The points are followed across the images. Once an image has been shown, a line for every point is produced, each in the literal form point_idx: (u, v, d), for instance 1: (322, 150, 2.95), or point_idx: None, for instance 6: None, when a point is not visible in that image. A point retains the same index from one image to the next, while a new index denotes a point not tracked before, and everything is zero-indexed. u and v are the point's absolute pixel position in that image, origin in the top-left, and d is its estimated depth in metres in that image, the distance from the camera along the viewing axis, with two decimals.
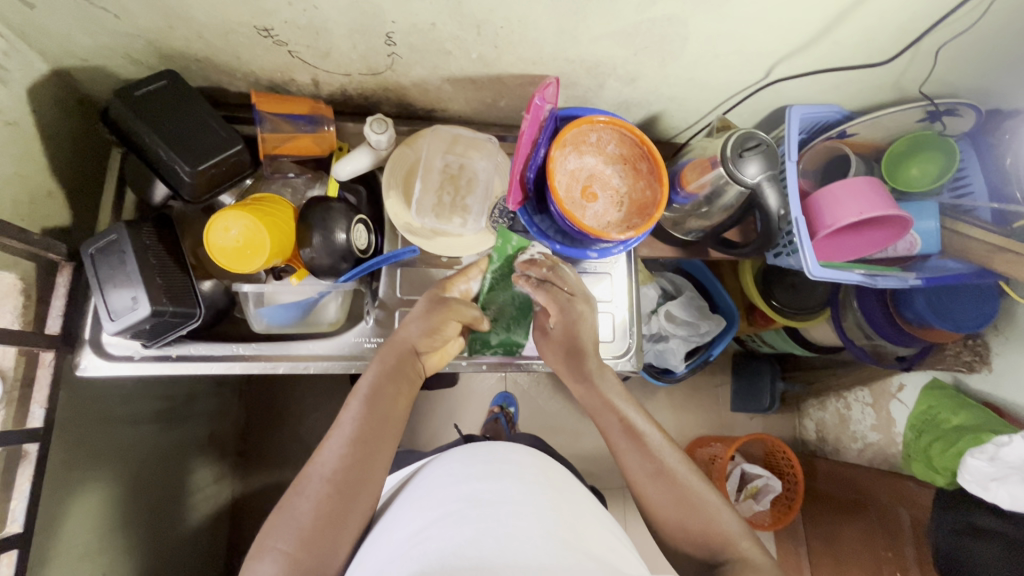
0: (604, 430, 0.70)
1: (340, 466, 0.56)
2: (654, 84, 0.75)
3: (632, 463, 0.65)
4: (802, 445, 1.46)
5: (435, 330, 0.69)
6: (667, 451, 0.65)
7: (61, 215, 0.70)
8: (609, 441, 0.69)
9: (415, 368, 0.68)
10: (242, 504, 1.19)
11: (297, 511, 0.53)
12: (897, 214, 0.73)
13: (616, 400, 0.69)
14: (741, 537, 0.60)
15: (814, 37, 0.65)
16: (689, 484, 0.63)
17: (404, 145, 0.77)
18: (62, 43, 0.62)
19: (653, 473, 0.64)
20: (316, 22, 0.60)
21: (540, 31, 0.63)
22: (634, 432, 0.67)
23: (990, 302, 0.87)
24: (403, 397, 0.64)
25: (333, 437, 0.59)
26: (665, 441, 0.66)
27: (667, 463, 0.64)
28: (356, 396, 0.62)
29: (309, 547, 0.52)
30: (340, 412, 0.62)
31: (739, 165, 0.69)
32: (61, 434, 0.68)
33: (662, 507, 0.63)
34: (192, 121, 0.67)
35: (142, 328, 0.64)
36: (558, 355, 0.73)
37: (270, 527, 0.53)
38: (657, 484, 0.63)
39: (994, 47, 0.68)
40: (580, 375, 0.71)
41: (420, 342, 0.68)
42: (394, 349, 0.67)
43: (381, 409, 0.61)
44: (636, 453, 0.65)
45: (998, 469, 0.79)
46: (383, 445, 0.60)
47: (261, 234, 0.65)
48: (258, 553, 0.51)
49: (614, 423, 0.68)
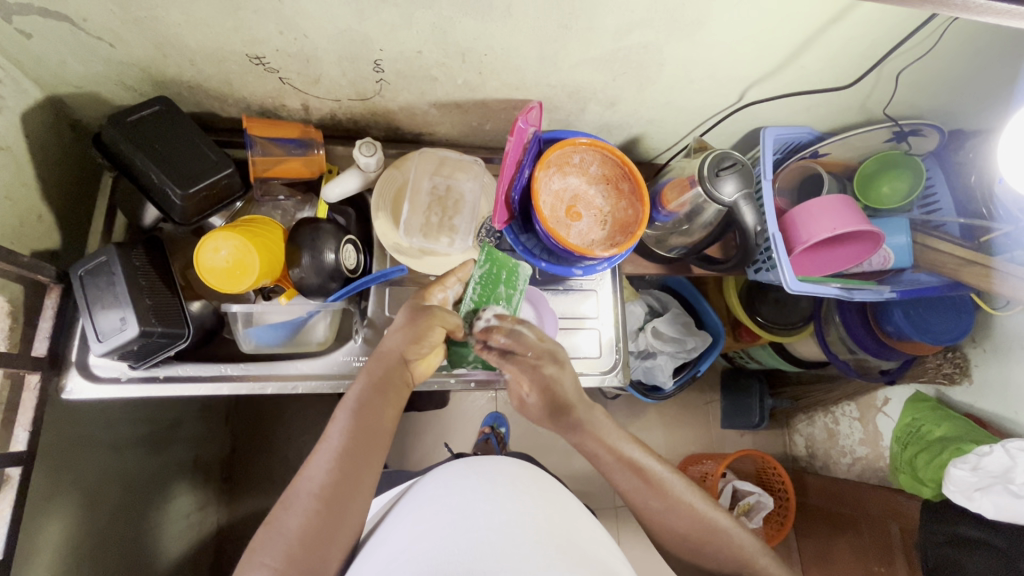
0: (604, 470, 0.72)
1: (326, 482, 0.57)
2: (634, 107, 0.78)
3: (640, 499, 0.69)
4: (793, 461, 1.47)
5: (420, 339, 0.65)
6: (670, 477, 0.69)
7: (51, 238, 0.71)
8: (609, 476, 0.71)
9: (403, 378, 0.66)
10: (228, 531, 1.17)
11: (284, 526, 0.54)
12: (869, 229, 0.76)
13: (613, 441, 0.71)
14: (757, 556, 0.67)
15: (782, 63, 0.68)
16: (700, 506, 0.68)
17: (392, 167, 0.79)
18: (57, 70, 0.63)
19: (665, 505, 0.67)
20: (307, 50, 0.63)
21: (521, 58, 0.66)
22: (633, 467, 0.70)
23: (967, 316, 0.90)
24: (389, 407, 0.63)
25: (320, 451, 0.59)
26: (666, 469, 0.70)
27: (675, 494, 0.68)
28: (344, 409, 0.62)
29: (297, 563, 0.52)
30: (327, 426, 0.62)
31: (717, 183, 0.71)
32: (42, 458, 0.68)
33: (677, 531, 0.68)
34: (184, 145, 0.68)
35: (130, 349, 0.64)
36: (541, 417, 0.73)
37: (258, 542, 0.54)
38: (670, 512, 0.67)
39: (951, 71, 0.72)
40: (570, 427, 0.71)
41: (407, 351, 0.65)
42: (381, 360, 0.65)
43: (368, 423, 0.61)
44: (644, 488, 0.68)
45: (981, 478, 0.80)
46: (370, 459, 0.60)
47: (251, 255, 0.66)
48: (247, 565, 0.53)
49: (613, 464, 0.70)
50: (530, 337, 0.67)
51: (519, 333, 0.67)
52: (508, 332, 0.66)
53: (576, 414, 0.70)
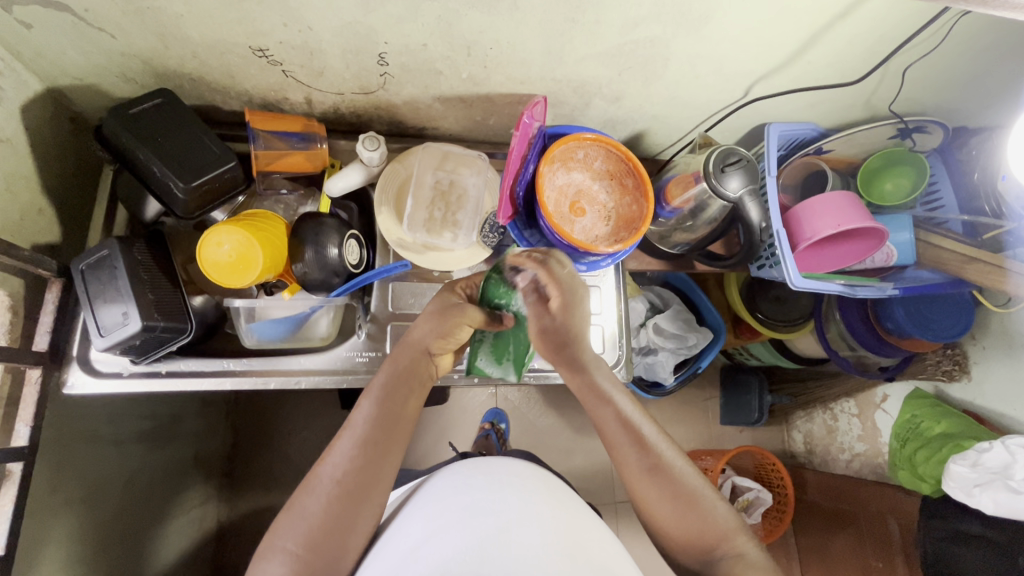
0: (597, 421, 0.67)
1: (348, 471, 0.56)
2: (638, 103, 0.78)
3: (629, 455, 0.64)
4: (791, 457, 1.47)
5: (448, 334, 0.64)
6: (663, 445, 0.65)
7: (51, 231, 0.70)
8: (603, 432, 0.67)
9: (428, 369, 0.65)
10: (229, 527, 1.17)
11: (304, 511, 0.55)
12: (874, 227, 0.75)
13: (609, 390, 0.66)
14: (737, 533, 0.61)
15: (788, 59, 0.68)
16: (687, 479, 0.63)
17: (395, 162, 0.78)
18: (57, 61, 0.62)
19: (650, 468, 0.63)
20: (311, 43, 0.62)
21: (527, 52, 0.65)
22: (628, 424, 0.65)
23: (967, 314, 0.91)
24: (415, 398, 0.63)
25: (343, 438, 0.58)
26: (660, 433, 0.65)
27: (663, 458, 0.63)
28: (368, 396, 0.61)
29: (315, 550, 0.53)
30: (351, 412, 0.60)
31: (722, 179, 0.71)
32: (44, 453, 0.67)
33: (657, 503, 0.63)
34: (186, 138, 0.68)
35: (132, 344, 0.64)
36: (553, 347, 0.65)
37: (280, 525, 0.55)
38: (653, 479, 0.63)
39: (957, 67, 0.72)
40: (575, 366, 0.66)
41: (436, 344, 0.64)
42: (407, 350, 0.64)
43: (394, 411, 0.60)
44: (632, 448, 0.64)
45: (981, 475, 0.80)
46: (392, 449, 0.59)
47: (254, 249, 0.66)
48: (268, 549, 0.53)
49: (610, 416, 0.65)
50: (565, 264, 0.63)
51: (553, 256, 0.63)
52: (540, 259, 0.62)
53: (584, 352, 0.66)
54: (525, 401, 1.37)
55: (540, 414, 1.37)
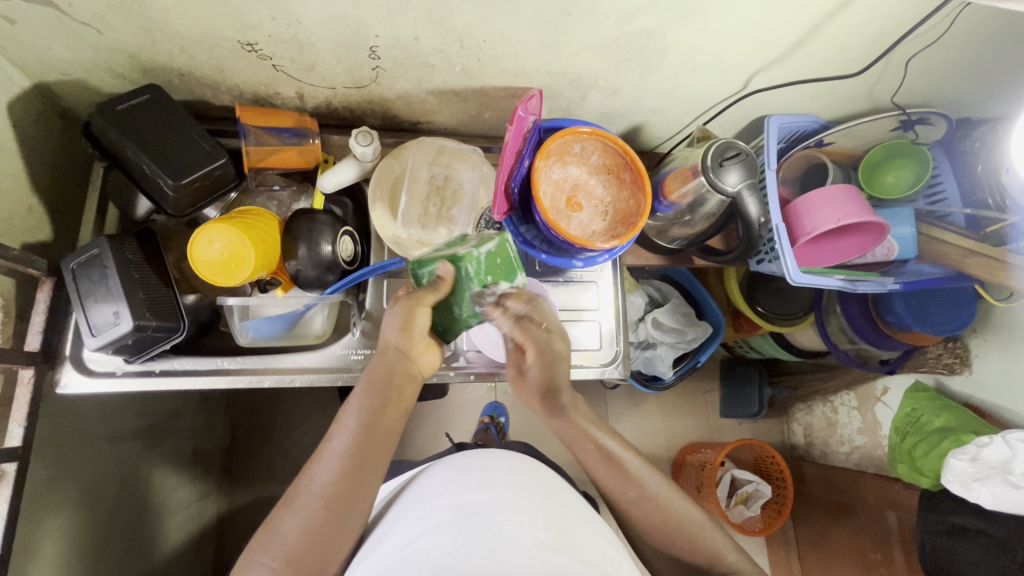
0: (581, 458, 0.70)
1: (329, 483, 0.56)
2: (636, 95, 0.76)
3: (614, 487, 0.67)
4: (791, 449, 1.47)
5: (408, 326, 0.61)
6: (646, 474, 0.68)
7: (41, 230, 0.70)
8: (586, 466, 0.70)
9: (405, 375, 0.63)
10: (229, 521, 1.17)
11: (284, 527, 0.54)
12: (874, 220, 0.74)
13: (590, 427, 0.69)
14: (728, 551, 0.65)
15: (789, 50, 0.67)
16: (673, 506, 0.66)
17: (390, 157, 0.79)
18: (42, 56, 0.61)
19: (636, 498, 0.66)
20: (300, 37, 0.61)
21: (521, 44, 0.64)
22: (610, 458, 0.68)
23: (968, 307, 0.91)
24: (394, 409, 0.61)
25: (324, 454, 0.58)
26: (642, 462, 0.68)
27: (649, 487, 0.67)
28: (347, 412, 0.60)
29: (296, 563, 0.53)
30: (332, 429, 0.60)
31: (720, 174, 0.70)
32: (39, 452, 0.67)
33: (649, 527, 0.66)
34: (175, 134, 0.67)
35: (124, 343, 0.63)
36: (531, 396, 0.69)
37: (259, 542, 0.54)
38: (640, 507, 0.66)
39: (961, 58, 0.70)
40: (554, 410, 0.69)
41: (407, 345, 0.62)
42: (382, 360, 0.62)
43: (372, 427, 0.59)
44: (617, 480, 0.67)
45: (980, 469, 0.80)
46: (373, 461, 0.59)
47: (246, 247, 0.65)
48: (246, 565, 0.53)
49: (592, 451, 0.68)
50: (546, 310, 0.66)
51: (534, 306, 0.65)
52: (525, 303, 0.64)
53: (563, 398, 0.68)
54: None
55: None
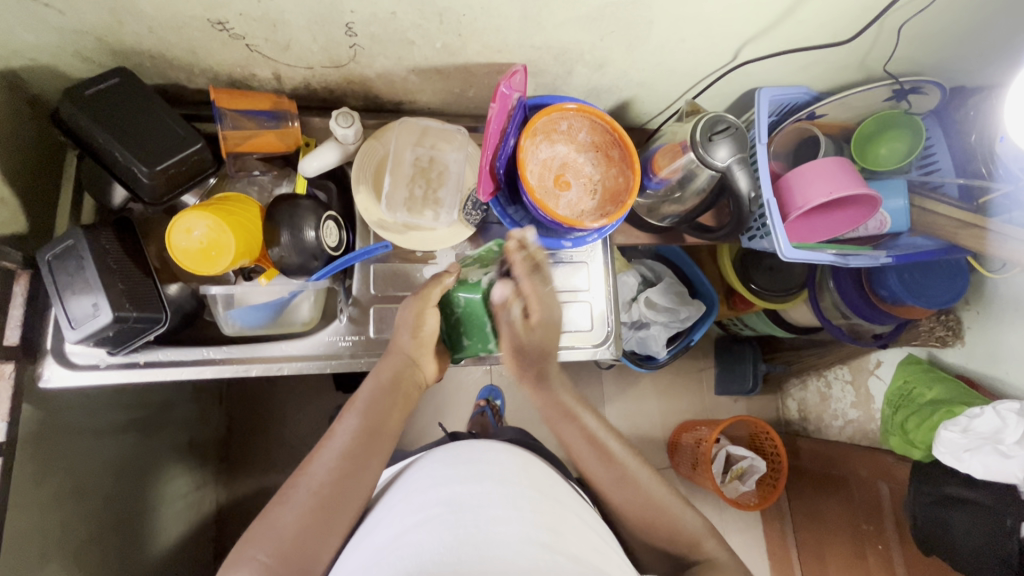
0: (564, 441, 0.70)
1: (327, 479, 0.56)
2: (624, 69, 0.74)
3: (598, 472, 0.67)
4: (785, 425, 1.48)
5: (417, 328, 0.67)
6: (629, 459, 0.68)
7: (16, 222, 0.68)
8: (572, 451, 0.70)
9: (410, 380, 0.67)
10: (228, 509, 1.18)
11: (279, 522, 0.53)
12: (864, 193, 0.74)
13: (574, 406, 0.70)
14: (706, 538, 0.65)
15: (779, 18, 0.65)
16: (653, 490, 0.66)
17: (371, 139, 0.76)
18: (5, 41, 0.59)
19: (618, 480, 0.66)
20: (272, 14, 0.59)
21: (502, 18, 0.62)
22: (595, 440, 0.68)
23: (961, 279, 0.90)
24: (398, 411, 0.64)
25: (325, 448, 0.59)
26: (623, 445, 0.69)
27: (628, 471, 0.67)
28: (352, 409, 0.63)
29: (288, 559, 0.52)
30: (334, 425, 0.62)
31: (709, 148, 0.69)
32: (27, 446, 0.66)
33: (630, 510, 0.66)
34: (148, 120, 0.65)
35: (106, 335, 0.62)
36: (520, 362, 0.69)
37: (250, 536, 0.53)
38: (624, 490, 0.66)
39: (956, 22, 0.68)
40: (541, 381, 0.70)
41: (416, 352, 0.67)
42: (390, 362, 0.66)
43: (376, 422, 0.62)
44: (600, 464, 0.67)
45: (971, 440, 0.81)
46: (373, 460, 0.60)
47: (226, 234, 0.64)
48: (236, 561, 0.51)
49: (575, 432, 0.69)
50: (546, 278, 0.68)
51: (540, 271, 0.68)
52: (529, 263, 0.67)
53: (550, 366, 0.69)
54: None
55: None
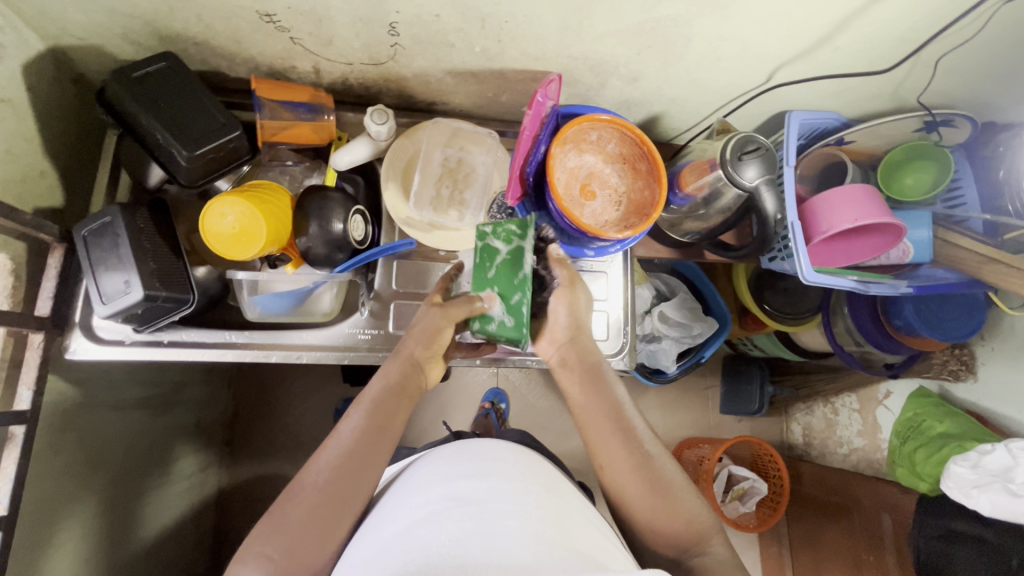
0: (580, 405, 0.68)
1: (332, 477, 0.56)
2: (656, 84, 0.75)
3: (612, 447, 0.64)
4: (789, 448, 1.47)
5: (434, 338, 0.66)
6: (649, 440, 0.65)
7: (53, 196, 0.70)
8: (587, 425, 0.66)
9: (419, 381, 0.66)
10: (230, 492, 1.19)
11: (286, 519, 0.54)
12: (891, 222, 0.74)
13: (606, 382, 0.68)
14: (713, 535, 0.60)
15: (817, 43, 0.65)
16: (659, 468, 0.62)
17: (403, 136, 0.77)
18: (58, 20, 0.60)
19: (635, 461, 0.62)
20: (319, 10, 0.60)
21: (543, 27, 0.63)
22: (619, 415, 0.65)
23: (978, 314, 0.90)
24: (404, 410, 0.63)
25: (330, 446, 0.59)
26: (648, 430, 0.66)
27: (648, 453, 0.63)
28: (359, 407, 0.62)
29: (295, 554, 0.52)
30: (339, 423, 0.61)
31: (738, 168, 0.69)
32: (49, 416, 0.68)
33: (636, 499, 0.62)
34: (189, 105, 0.66)
35: (134, 313, 0.64)
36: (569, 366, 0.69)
37: (258, 532, 0.53)
38: (637, 471, 0.62)
39: (994, 56, 0.69)
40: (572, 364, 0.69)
41: (421, 355, 0.65)
42: (398, 361, 0.65)
43: (380, 422, 0.60)
44: (618, 439, 0.64)
45: (980, 476, 0.80)
46: (377, 459, 0.59)
47: (258, 221, 0.65)
48: (240, 560, 0.52)
49: (601, 405, 0.66)
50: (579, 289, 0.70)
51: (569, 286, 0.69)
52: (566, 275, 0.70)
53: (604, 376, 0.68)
54: (525, 382, 1.38)
55: (540, 395, 1.38)
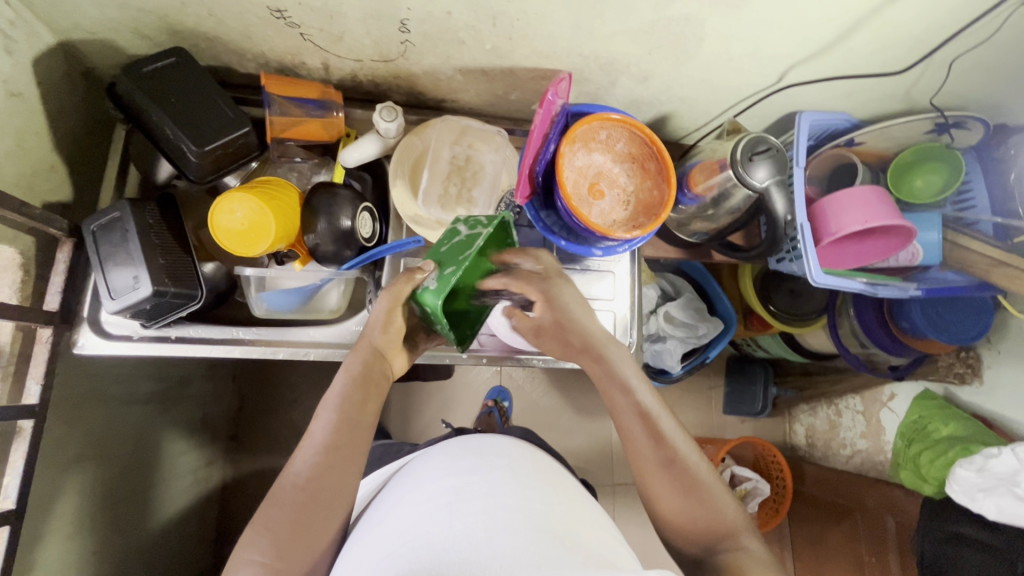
0: (614, 408, 0.65)
1: (312, 475, 0.56)
2: (667, 83, 0.75)
3: (642, 447, 0.62)
4: (792, 449, 1.47)
5: (389, 321, 0.65)
6: (677, 436, 0.62)
7: (62, 190, 0.70)
8: (618, 420, 0.64)
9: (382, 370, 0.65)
10: (234, 486, 1.19)
11: (269, 523, 0.53)
12: (901, 224, 0.73)
13: (630, 378, 0.65)
14: (744, 533, 0.58)
15: (830, 43, 0.65)
16: (687, 464, 0.61)
17: (412, 134, 0.76)
18: (69, 15, 0.60)
19: (664, 461, 0.60)
20: (330, 6, 0.60)
21: (555, 25, 0.62)
22: (646, 414, 0.62)
23: (986, 316, 0.89)
24: (373, 401, 0.62)
25: (304, 447, 0.58)
26: (675, 425, 0.63)
27: (676, 449, 0.61)
28: (325, 406, 0.61)
29: (285, 556, 0.52)
30: (310, 423, 0.60)
31: (749, 168, 0.69)
32: (57, 409, 0.68)
33: (667, 498, 0.60)
34: (199, 100, 0.66)
35: (142, 308, 0.64)
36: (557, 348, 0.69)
37: (246, 538, 0.53)
38: (666, 473, 0.60)
39: (1009, 57, 0.68)
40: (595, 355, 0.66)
41: (381, 342, 0.65)
42: (359, 354, 0.64)
43: (349, 417, 0.60)
44: (647, 440, 0.61)
45: (986, 480, 0.79)
46: (355, 455, 0.59)
47: (267, 218, 0.65)
48: (235, 564, 0.52)
49: (627, 403, 0.63)
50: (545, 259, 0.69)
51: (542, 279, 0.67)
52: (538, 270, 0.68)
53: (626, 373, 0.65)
54: (529, 380, 1.38)
55: (543, 393, 1.38)
